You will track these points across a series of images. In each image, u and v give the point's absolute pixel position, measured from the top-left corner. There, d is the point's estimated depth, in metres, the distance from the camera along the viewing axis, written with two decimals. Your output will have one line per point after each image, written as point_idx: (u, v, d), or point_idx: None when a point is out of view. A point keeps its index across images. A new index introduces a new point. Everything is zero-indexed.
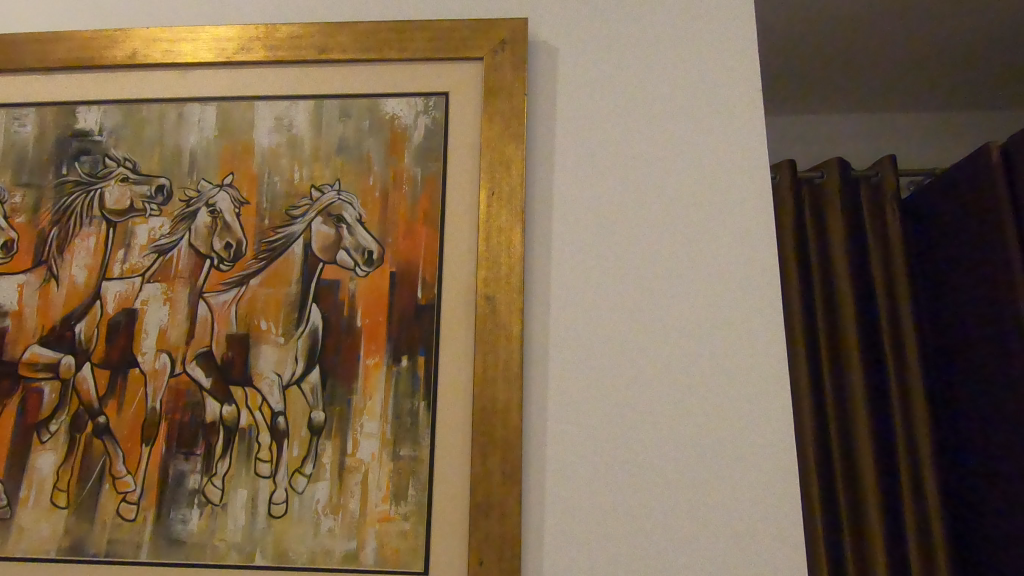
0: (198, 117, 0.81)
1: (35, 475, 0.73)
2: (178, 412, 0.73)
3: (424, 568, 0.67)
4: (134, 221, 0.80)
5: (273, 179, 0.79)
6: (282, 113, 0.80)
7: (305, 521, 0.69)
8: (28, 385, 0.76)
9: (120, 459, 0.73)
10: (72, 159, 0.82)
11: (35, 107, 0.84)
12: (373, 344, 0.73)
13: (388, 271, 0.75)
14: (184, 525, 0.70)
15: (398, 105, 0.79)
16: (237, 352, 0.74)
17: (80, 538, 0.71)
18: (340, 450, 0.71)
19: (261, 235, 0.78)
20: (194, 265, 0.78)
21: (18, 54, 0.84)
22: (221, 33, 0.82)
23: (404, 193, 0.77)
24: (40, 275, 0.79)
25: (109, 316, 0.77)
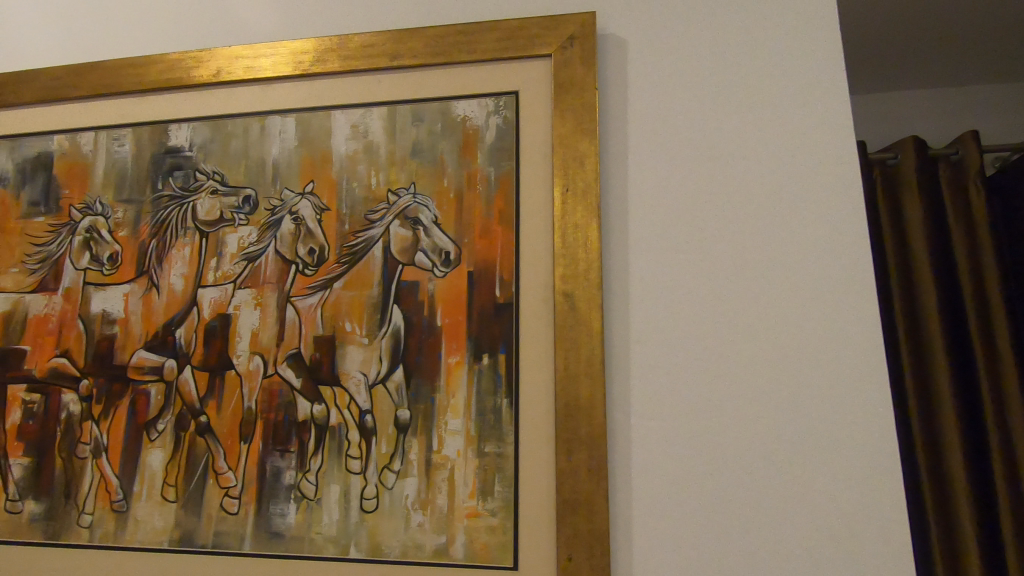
0: (279, 129, 0.85)
1: (147, 471, 0.78)
2: (272, 411, 0.77)
3: (514, 564, 0.67)
4: (224, 231, 0.84)
5: (352, 185, 0.82)
6: (358, 120, 0.83)
7: (396, 516, 0.71)
8: (137, 387, 0.81)
9: (222, 455, 0.77)
10: (166, 174, 0.87)
11: (132, 127, 0.89)
12: (454, 343, 0.74)
13: (466, 271, 0.76)
14: (283, 518, 0.73)
15: (470, 106, 0.80)
16: (324, 353, 0.77)
17: (189, 530, 0.75)
18: (426, 447, 0.72)
19: (342, 240, 0.80)
20: (281, 271, 0.81)
21: (115, 78, 0.90)
22: (297, 47, 0.85)
23: (478, 194, 0.78)
24: (142, 284, 0.85)
25: (205, 322, 0.82)
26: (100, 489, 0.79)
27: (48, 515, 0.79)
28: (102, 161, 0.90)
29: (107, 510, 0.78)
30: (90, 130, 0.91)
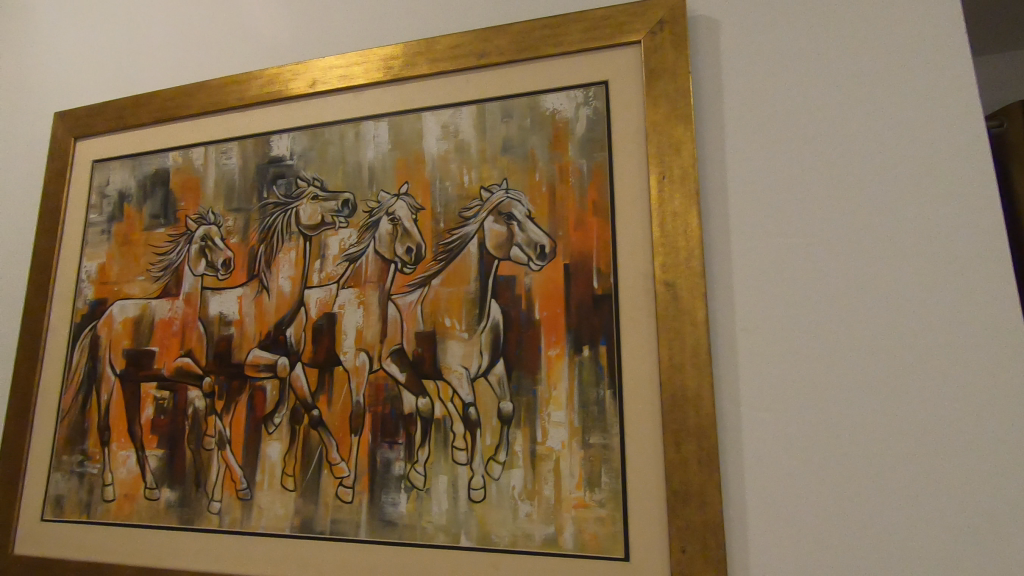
0: (373, 133, 0.88)
1: (267, 462, 0.83)
2: (379, 405, 0.80)
3: (625, 555, 0.67)
4: (326, 234, 0.88)
5: (445, 184, 0.84)
6: (448, 121, 0.85)
7: (504, 506, 0.72)
8: (253, 383, 0.87)
9: (334, 447, 0.81)
10: (270, 183, 0.93)
11: (237, 141, 0.95)
12: (554, 336, 0.75)
13: (562, 263, 0.76)
14: (395, 507, 0.77)
15: (558, 99, 0.80)
16: (426, 348, 0.80)
17: (309, 517, 0.80)
18: (531, 439, 0.73)
19: (438, 237, 0.83)
20: (381, 270, 0.84)
21: (220, 95, 0.97)
22: (386, 53, 0.88)
23: (571, 186, 0.78)
24: (254, 287, 0.90)
25: (313, 321, 0.86)
26: (226, 478, 0.85)
27: (181, 502, 0.86)
28: (212, 174, 0.96)
29: (234, 498, 0.84)
30: (201, 145, 0.97)
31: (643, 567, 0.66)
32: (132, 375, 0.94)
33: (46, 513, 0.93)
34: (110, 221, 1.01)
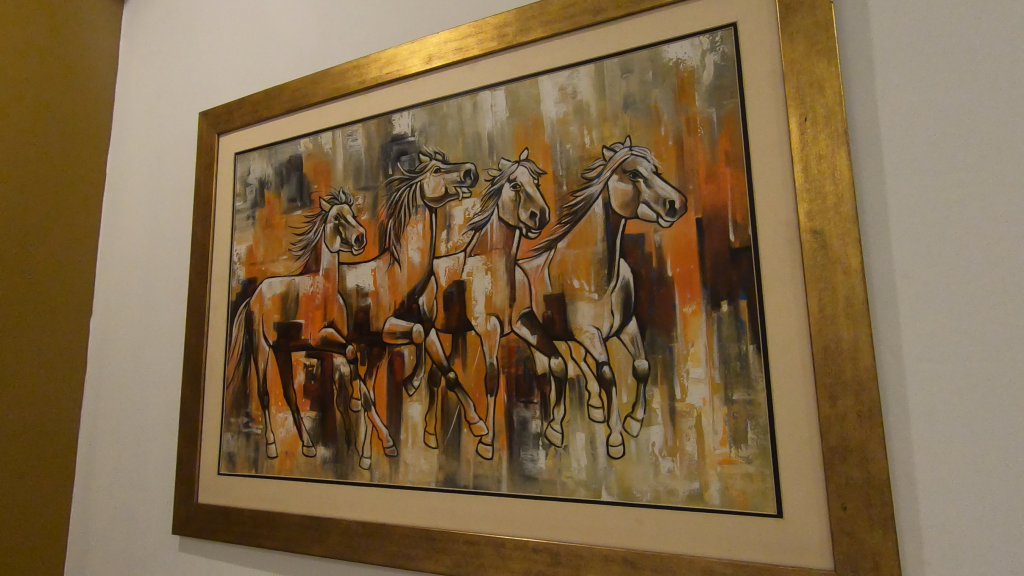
0: (490, 103, 0.90)
1: (410, 421, 0.89)
2: (513, 366, 0.83)
3: (778, 511, 0.65)
4: (451, 205, 0.91)
5: (566, 147, 0.84)
6: (565, 83, 0.85)
7: (645, 462, 0.73)
8: (392, 350, 0.92)
9: (472, 407, 0.85)
10: (394, 160, 0.97)
11: (361, 123, 1.01)
12: (689, 293, 0.73)
13: (694, 218, 0.74)
14: (534, 463, 0.79)
15: (682, 48, 0.78)
16: (556, 310, 0.81)
17: (452, 472, 0.84)
18: (669, 396, 0.73)
19: (561, 200, 0.83)
20: (506, 236, 0.86)
21: (343, 81, 1.02)
22: (498, 21, 0.89)
23: (700, 137, 0.75)
24: (386, 260, 0.96)
25: (444, 289, 0.90)
26: (374, 437, 0.92)
27: (335, 458, 0.94)
28: (341, 156, 1.02)
29: (381, 455, 0.90)
30: (328, 130, 1.04)
31: (798, 524, 0.64)
32: (284, 346, 1.03)
33: (221, 468, 1.05)
34: (254, 207, 1.11)
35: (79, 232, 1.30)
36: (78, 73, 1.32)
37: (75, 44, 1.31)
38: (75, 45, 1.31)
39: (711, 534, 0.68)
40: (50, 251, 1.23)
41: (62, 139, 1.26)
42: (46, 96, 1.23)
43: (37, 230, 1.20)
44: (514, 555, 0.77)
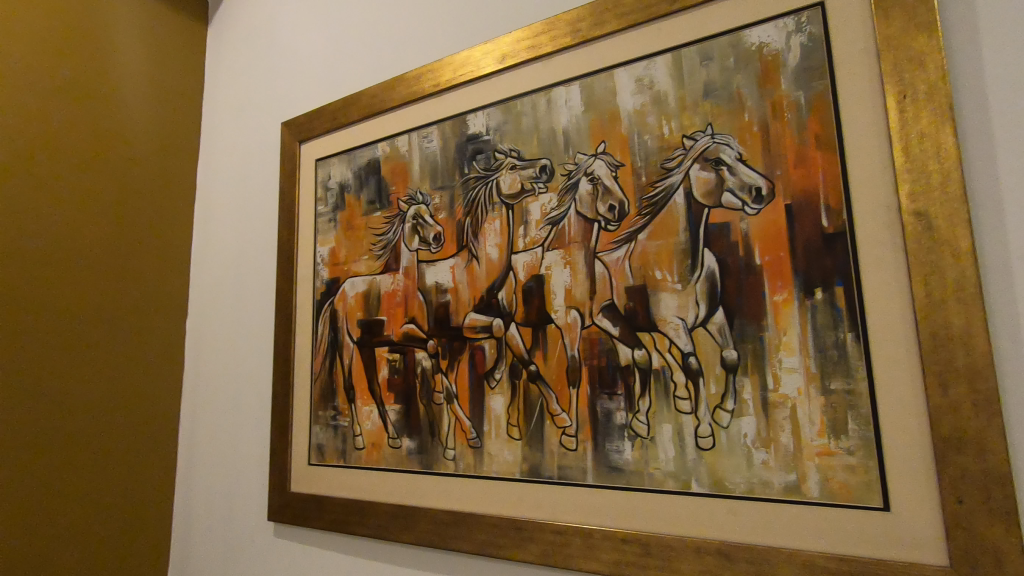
0: (565, 98, 0.91)
1: (493, 413, 0.91)
2: (595, 358, 0.83)
3: (885, 504, 0.63)
4: (527, 201, 0.93)
5: (644, 138, 0.84)
6: (642, 74, 0.85)
7: (737, 453, 0.72)
8: (473, 344, 0.95)
9: (554, 399, 0.86)
10: (470, 159, 1.00)
11: (436, 125, 1.04)
12: (779, 281, 0.72)
13: (783, 204, 0.73)
14: (620, 454, 0.79)
15: (765, 31, 0.76)
16: (638, 301, 0.81)
17: (536, 463, 0.86)
18: (761, 386, 0.71)
19: (641, 192, 0.83)
20: (584, 230, 0.87)
21: (417, 85, 1.06)
22: (570, 16, 0.90)
23: (787, 121, 0.74)
24: (464, 257, 0.98)
25: (523, 283, 0.91)
26: (457, 429, 0.94)
27: (420, 449, 0.97)
28: (417, 157, 1.06)
29: (466, 446, 0.93)
30: (404, 133, 1.08)
31: (909, 518, 0.62)
32: (367, 341, 1.08)
33: (311, 458, 1.11)
34: (335, 211, 1.16)
35: (172, 248, 1.39)
36: (164, 104, 1.42)
37: (161, 74, 1.42)
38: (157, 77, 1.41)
39: (811, 527, 0.66)
40: (141, 271, 1.32)
41: (149, 167, 1.36)
42: (131, 131, 1.33)
43: (129, 252, 1.30)
44: (603, 545, 0.77)
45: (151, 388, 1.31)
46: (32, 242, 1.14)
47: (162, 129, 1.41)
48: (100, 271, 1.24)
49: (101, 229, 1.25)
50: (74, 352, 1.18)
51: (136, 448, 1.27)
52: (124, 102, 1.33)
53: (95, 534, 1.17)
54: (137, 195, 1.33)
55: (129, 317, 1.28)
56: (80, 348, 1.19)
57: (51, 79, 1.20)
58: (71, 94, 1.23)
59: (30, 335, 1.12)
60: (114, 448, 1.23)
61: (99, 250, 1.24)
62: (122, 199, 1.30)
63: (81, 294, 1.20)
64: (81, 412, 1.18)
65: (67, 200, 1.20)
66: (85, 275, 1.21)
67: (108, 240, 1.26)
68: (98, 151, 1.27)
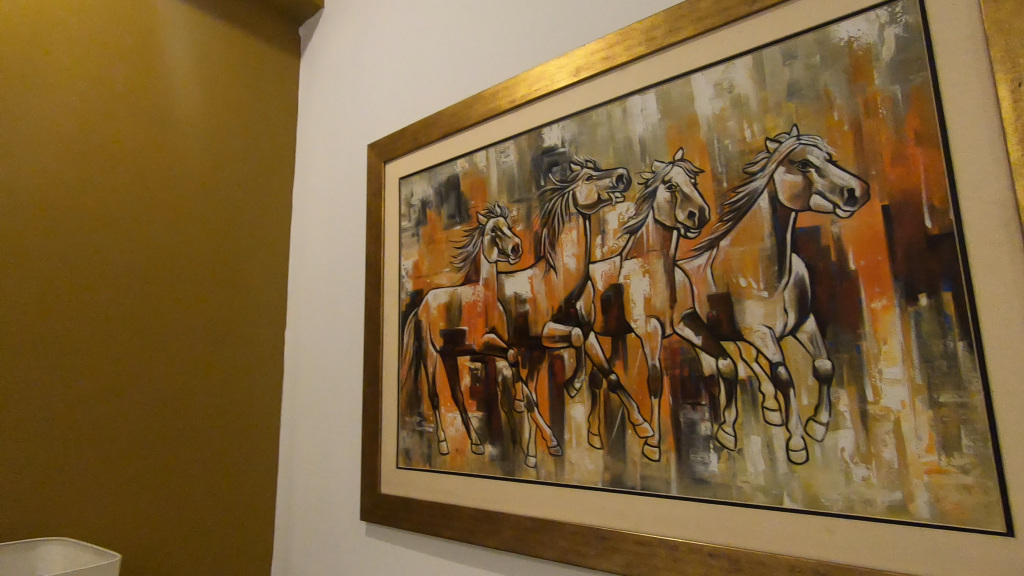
0: (641, 107, 0.91)
1: (573, 422, 0.92)
2: (677, 368, 0.82)
3: (1009, 529, 0.58)
4: (604, 210, 0.93)
5: (724, 142, 0.82)
6: (721, 78, 0.83)
7: (833, 468, 0.68)
8: (552, 353, 0.96)
9: (636, 409, 0.85)
10: (546, 171, 1.02)
11: (513, 139, 1.07)
12: (877, 286, 0.68)
13: (879, 206, 0.69)
14: (706, 466, 0.78)
15: (855, 25, 0.73)
16: (722, 310, 0.79)
17: (618, 473, 0.85)
18: (860, 398, 0.68)
19: (722, 198, 0.81)
20: (664, 238, 0.86)
21: (494, 102, 1.10)
22: (645, 25, 0.90)
23: (882, 118, 0.70)
24: (542, 267, 1.00)
25: (601, 293, 0.92)
26: (539, 437, 0.96)
27: (502, 456, 1.00)
28: (495, 172, 1.09)
29: (547, 454, 0.94)
30: (482, 149, 1.12)
31: None
32: (450, 351, 1.12)
33: (399, 462, 1.17)
34: (418, 226, 1.22)
35: (266, 268, 1.51)
36: (254, 138, 1.54)
37: (260, 106, 1.57)
38: (245, 114, 1.53)
39: (921, 550, 0.62)
40: (247, 285, 1.46)
41: (242, 198, 1.49)
42: (229, 163, 1.47)
43: (228, 277, 1.42)
44: (689, 559, 0.76)
45: (251, 397, 1.43)
46: (151, 279, 1.28)
47: (252, 161, 1.53)
48: (205, 295, 1.37)
49: (204, 260, 1.38)
50: (184, 374, 1.31)
51: (241, 454, 1.39)
52: (219, 143, 1.46)
53: (210, 534, 1.30)
54: (232, 225, 1.45)
55: (228, 337, 1.40)
56: (191, 361, 1.32)
57: (170, 119, 1.37)
58: (175, 142, 1.37)
59: (148, 360, 1.25)
60: (222, 452, 1.35)
61: (203, 278, 1.37)
62: (220, 231, 1.42)
63: (188, 320, 1.33)
64: (190, 428, 1.30)
65: (176, 238, 1.33)
66: (193, 299, 1.35)
67: (210, 268, 1.39)
68: (200, 190, 1.40)
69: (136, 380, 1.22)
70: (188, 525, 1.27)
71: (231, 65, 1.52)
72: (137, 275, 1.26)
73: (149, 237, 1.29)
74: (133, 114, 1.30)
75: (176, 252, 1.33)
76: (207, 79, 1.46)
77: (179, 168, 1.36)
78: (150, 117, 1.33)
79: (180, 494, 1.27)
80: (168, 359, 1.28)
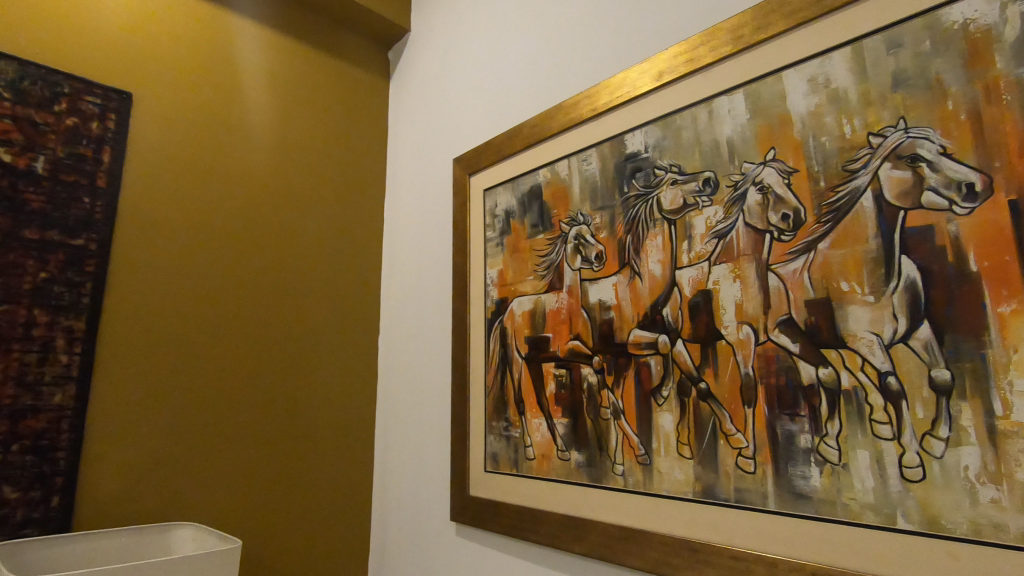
0: (728, 107, 0.88)
1: (661, 430, 0.90)
2: (773, 376, 0.79)
3: None
4: (691, 215, 0.91)
5: (821, 140, 0.78)
6: (816, 72, 0.80)
7: (956, 488, 0.63)
8: (639, 360, 0.95)
9: (728, 419, 0.83)
10: (629, 177, 1.01)
11: (595, 147, 1.08)
12: (1004, 289, 0.62)
13: (1005, 201, 0.63)
14: (807, 480, 0.74)
15: (970, 6, 0.68)
16: (821, 316, 0.75)
17: (711, 485, 0.83)
18: (986, 412, 0.62)
19: (820, 198, 0.77)
20: (755, 241, 0.83)
21: (576, 111, 1.11)
22: (731, 24, 0.88)
23: (1006, 105, 0.64)
24: (626, 274, 1.00)
25: (689, 299, 0.90)
26: (626, 445, 0.95)
27: (588, 463, 1.00)
28: (577, 180, 1.10)
29: (635, 462, 0.93)
30: (564, 158, 1.13)
31: None
32: (535, 357, 1.14)
33: (487, 466, 1.20)
34: (502, 235, 1.25)
35: (360, 279, 1.61)
36: (347, 156, 1.65)
37: (355, 128, 1.69)
38: (341, 138, 1.65)
39: None
40: (343, 295, 1.57)
41: (340, 215, 1.60)
42: (327, 181, 1.59)
43: (328, 289, 1.54)
44: None
45: (348, 399, 1.53)
46: (262, 292, 1.41)
47: (348, 181, 1.64)
48: (305, 304, 1.49)
49: (307, 274, 1.50)
50: (291, 379, 1.43)
51: (342, 453, 1.49)
52: (319, 166, 1.58)
53: (314, 527, 1.40)
54: (329, 239, 1.56)
55: (327, 344, 1.51)
56: (295, 365, 1.44)
57: (276, 145, 1.51)
58: (281, 168, 1.51)
59: (256, 363, 1.37)
60: (323, 450, 1.45)
61: (307, 290, 1.50)
62: (321, 247, 1.54)
63: (291, 326, 1.45)
64: (296, 428, 1.42)
65: (283, 254, 1.47)
66: (294, 308, 1.46)
67: (311, 281, 1.51)
68: (302, 210, 1.53)
69: (251, 385, 1.36)
70: (294, 518, 1.38)
71: (328, 93, 1.64)
72: (250, 290, 1.40)
73: (257, 253, 1.42)
74: (244, 145, 1.45)
75: (280, 265, 1.46)
76: (307, 109, 1.59)
77: (284, 191, 1.50)
78: (258, 146, 1.47)
79: (287, 489, 1.38)
80: (276, 364, 1.41)
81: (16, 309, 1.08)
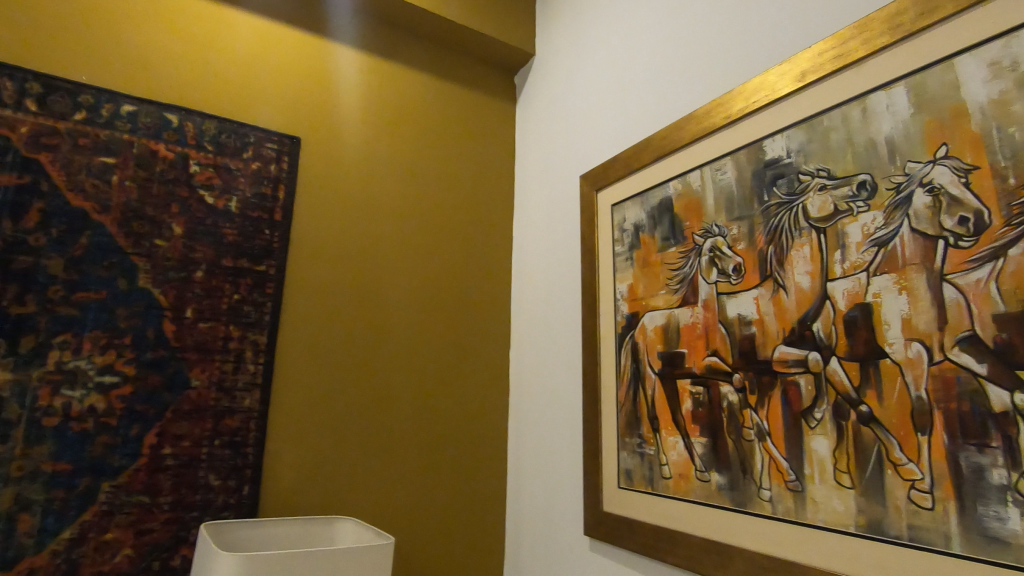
0: (885, 103, 0.81)
1: (815, 455, 0.84)
2: (953, 401, 0.70)
3: None
4: (843, 222, 0.84)
5: (1007, 132, 0.69)
6: (999, 56, 0.70)
7: None
8: (786, 379, 0.89)
9: (897, 446, 0.74)
10: (770, 185, 0.96)
11: (730, 155, 1.04)
12: None
13: None
14: (1003, 523, 0.64)
15: None
16: (1015, 333, 0.65)
17: (877, 519, 0.75)
18: None
19: (1009, 198, 0.67)
20: (925, 249, 0.74)
21: (708, 120, 1.08)
22: (887, 14, 0.81)
23: None
24: (769, 287, 0.94)
25: (843, 313, 0.83)
26: (773, 469, 0.89)
27: (731, 485, 0.95)
28: (711, 191, 1.07)
29: (785, 488, 0.87)
30: (697, 169, 1.10)
31: None
32: (669, 373, 1.11)
33: (621, 482, 1.19)
34: (632, 249, 1.24)
35: (493, 296, 1.69)
36: (478, 180, 1.75)
37: (485, 152, 1.79)
38: (473, 164, 1.76)
39: None
40: (479, 311, 1.66)
41: (474, 236, 1.71)
42: (461, 205, 1.70)
43: (465, 307, 1.64)
44: None
45: (484, 410, 1.61)
46: (409, 309, 1.55)
47: (481, 204, 1.74)
48: (444, 320, 1.60)
49: (446, 290, 1.62)
50: (433, 390, 1.54)
51: (479, 462, 1.57)
52: (455, 191, 1.70)
53: (454, 531, 1.49)
54: (464, 259, 1.67)
55: (465, 358, 1.61)
56: (436, 377, 1.55)
57: (419, 174, 1.65)
58: (422, 195, 1.64)
59: (404, 376, 1.50)
60: (460, 458, 1.54)
61: (446, 307, 1.61)
62: (456, 266, 1.65)
63: (433, 341, 1.56)
64: (438, 435, 1.52)
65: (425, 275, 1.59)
66: (435, 324, 1.58)
67: (449, 298, 1.62)
68: (441, 233, 1.65)
69: (399, 393, 1.49)
70: (437, 519, 1.47)
71: (460, 123, 1.77)
72: (399, 307, 1.53)
73: (403, 275, 1.56)
74: (391, 175, 1.61)
75: (423, 285, 1.58)
76: (444, 139, 1.72)
77: (425, 216, 1.63)
78: (403, 176, 1.62)
79: (431, 492, 1.48)
80: (419, 376, 1.52)
81: (217, 326, 1.29)
